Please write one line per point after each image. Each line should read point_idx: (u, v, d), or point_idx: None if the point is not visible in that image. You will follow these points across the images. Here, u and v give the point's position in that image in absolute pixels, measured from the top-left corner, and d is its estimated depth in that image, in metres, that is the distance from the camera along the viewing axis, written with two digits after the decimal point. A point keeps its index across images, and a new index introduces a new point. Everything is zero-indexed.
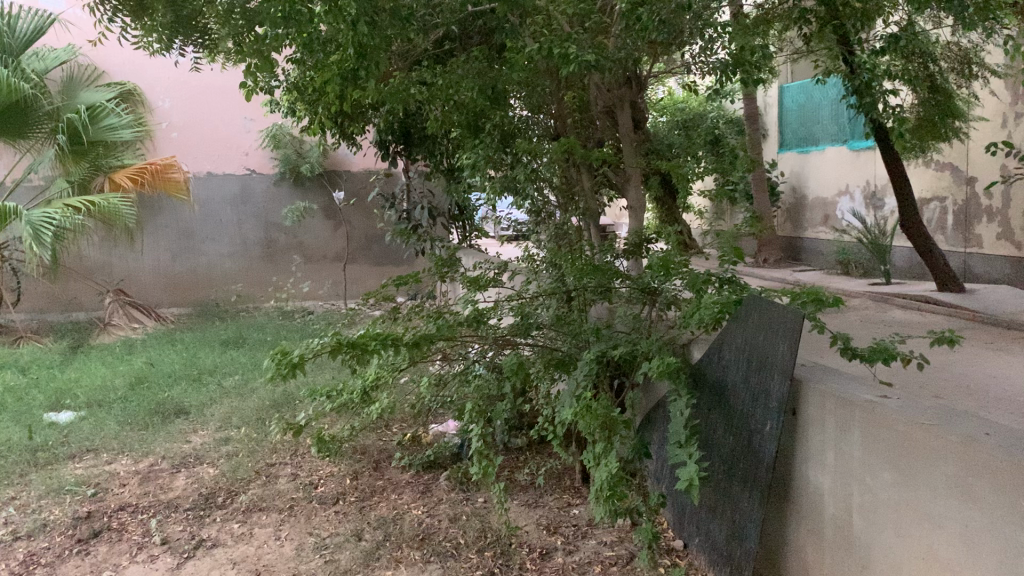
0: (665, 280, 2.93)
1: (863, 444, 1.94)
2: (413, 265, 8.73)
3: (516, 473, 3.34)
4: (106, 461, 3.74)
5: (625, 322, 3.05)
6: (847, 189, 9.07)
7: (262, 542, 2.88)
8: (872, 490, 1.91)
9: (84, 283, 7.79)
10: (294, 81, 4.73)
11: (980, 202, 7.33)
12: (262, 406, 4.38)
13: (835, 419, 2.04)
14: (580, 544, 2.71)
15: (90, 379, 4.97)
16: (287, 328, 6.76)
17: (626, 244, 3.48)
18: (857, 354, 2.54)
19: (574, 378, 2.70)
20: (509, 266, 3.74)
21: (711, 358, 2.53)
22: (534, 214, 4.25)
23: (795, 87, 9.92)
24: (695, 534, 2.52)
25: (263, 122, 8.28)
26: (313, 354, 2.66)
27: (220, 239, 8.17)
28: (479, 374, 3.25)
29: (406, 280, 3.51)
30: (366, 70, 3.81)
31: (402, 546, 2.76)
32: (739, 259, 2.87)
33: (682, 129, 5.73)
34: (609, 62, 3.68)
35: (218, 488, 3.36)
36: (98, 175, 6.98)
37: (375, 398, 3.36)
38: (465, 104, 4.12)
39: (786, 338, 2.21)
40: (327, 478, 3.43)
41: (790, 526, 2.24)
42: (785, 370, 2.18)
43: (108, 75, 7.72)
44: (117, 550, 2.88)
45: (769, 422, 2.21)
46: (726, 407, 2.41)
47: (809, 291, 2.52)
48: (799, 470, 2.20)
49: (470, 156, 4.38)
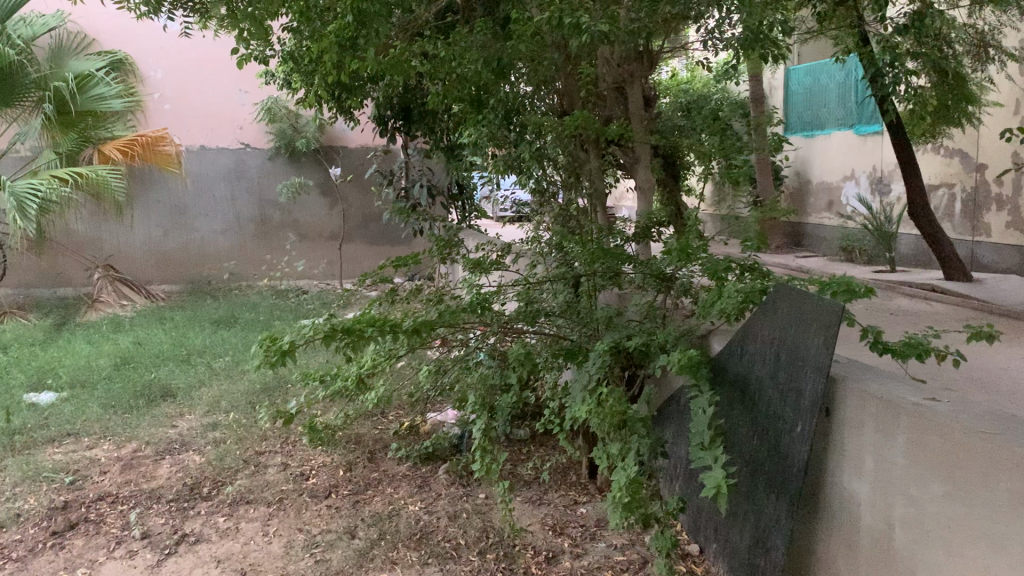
0: (680, 267, 2.74)
1: (909, 452, 1.76)
2: (412, 247, 8.55)
3: (519, 467, 3.17)
4: (87, 447, 3.55)
5: (637, 310, 2.86)
6: (854, 174, 8.86)
7: (249, 538, 2.71)
8: (918, 502, 1.74)
9: (73, 258, 7.59)
10: (289, 50, 4.51)
11: (989, 189, 7.15)
12: (252, 390, 4.20)
13: (875, 422, 1.87)
14: (589, 548, 2.54)
15: (74, 359, 4.77)
16: (280, 308, 6.57)
17: (635, 228, 3.23)
18: (889, 349, 2.34)
19: (585, 370, 2.52)
20: (513, 248, 3.55)
21: (733, 351, 2.35)
22: (537, 194, 3.98)
23: (801, 68, 9.68)
24: (714, 538, 2.38)
25: (258, 94, 8.04)
26: (305, 340, 2.46)
27: (212, 215, 7.96)
28: (481, 363, 3.06)
29: (405, 261, 3.27)
30: (367, 40, 3.58)
31: (397, 547, 2.58)
32: (765, 249, 2.72)
33: (684, 112, 5.53)
34: (623, 34, 3.44)
35: (204, 477, 3.19)
36: (87, 146, 6.75)
37: (371, 385, 3.17)
38: (467, 78, 3.88)
39: (821, 332, 2.02)
40: (319, 469, 3.25)
41: (820, 534, 2.07)
42: (819, 367, 1.99)
43: (97, 43, 7.44)
44: (94, 545, 2.70)
45: (800, 423, 2.03)
46: (750, 405, 2.24)
47: (841, 281, 2.31)
48: (831, 475, 2.02)
49: (472, 134, 4.17)
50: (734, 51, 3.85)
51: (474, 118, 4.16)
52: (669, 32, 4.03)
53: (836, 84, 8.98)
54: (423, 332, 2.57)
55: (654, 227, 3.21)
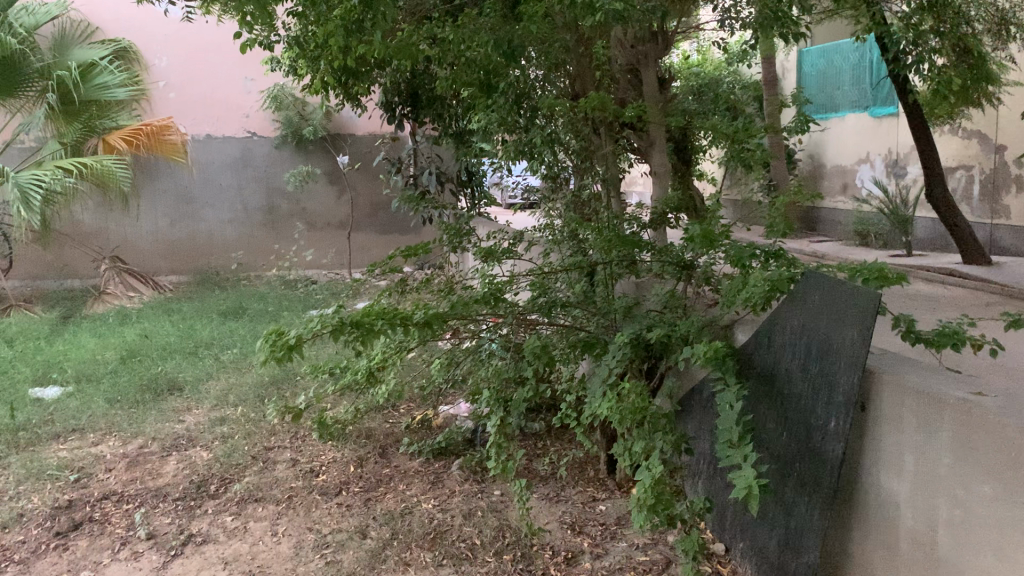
0: (702, 255, 2.62)
1: (955, 450, 1.66)
2: (421, 234, 8.45)
3: (535, 462, 3.07)
4: (92, 443, 3.47)
5: (657, 300, 2.75)
6: (868, 157, 8.71)
7: (258, 539, 2.62)
8: (964, 504, 1.63)
9: (80, 249, 7.51)
10: (294, 35, 4.37)
11: (1009, 171, 6.99)
12: (260, 383, 4.13)
13: (915, 418, 1.76)
14: (610, 547, 2.45)
15: (79, 353, 4.69)
16: (289, 298, 6.48)
17: (651, 215, 3.09)
18: (922, 338, 2.21)
19: (604, 363, 2.42)
20: (526, 235, 3.41)
21: (760, 343, 2.24)
22: (549, 180, 3.81)
23: (814, 50, 9.50)
24: (740, 537, 2.29)
25: (264, 82, 7.92)
26: (312, 335, 2.34)
27: (220, 204, 7.87)
28: (494, 355, 2.95)
29: (416, 251, 3.16)
30: (374, 21, 3.45)
31: (410, 547, 2.49)
32: (790, 231, 2.69)
33: (696, 96, 5.41)
34: (638, 13, 3.29)
35: (211, 475, 3.10)
36: (93, 136, 6.66)
37: (381, 379, 3.08)
38: (476, 61, 3.74)
39: (856, 322, 1.90)
40: (329, 465, 3.17)
41: (853, 537, 1.97)
42: (854, 360, 1.89)
43: (101, 32, 7.32)
44: (98, 546, 2.62)
45: (833, 419, 1.93)
46: (780, 399, 2.13)
47: (873, 267, 2.19)
48: (866, 474, 1.92)
49: (483, 118, 4.04)
50: (752, 31, 3.70)
51: (484, 103, 4.04)
52: (684, 10, 3.87)
53: (851, 65, 8.81)
54: (435, 324, 2.46)
55: (670, 215, 3.07)
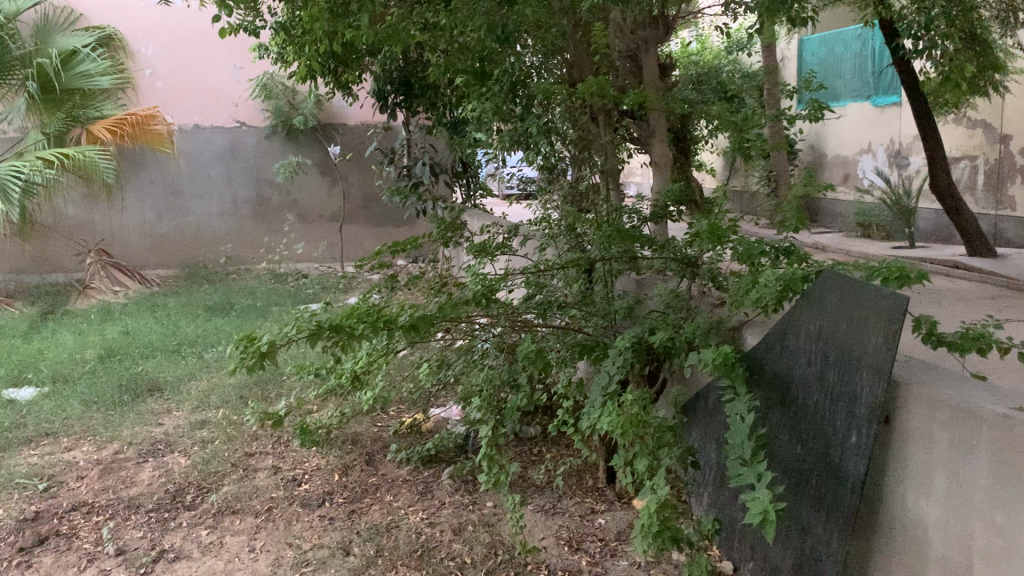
0: (707, 252, 2.44)
1: (993, 473, 1.49)
2: (415, 227, 8.28)
3: (530, 471, 2.91)
4: (65, 448, 3.30)
5: (659, 300, 2.57)
6: (870, 147, 8.53)
7: (233, 556, 2.45)
8: (1004, 533, 1.46)
9: (65, 243, 7.33)
10: (281, 19, 4.16)
11: (1015, 161, 6.81)
12: (244, 384, 3.96)
13: (948, 435, 1.60)
14: (609, 566, 2.30)
15: (56, 352, 4.50)
16: (279, 292, 6.30)
17: (652, 208, 2.90)
18: (945, 343, 2.02)
19: (604, 370, 2.25)
20: (521, 230, 3.23)
21: (772, 348, 2.07)
22: (546, 170, 3.57)
23: (814, 38, 9.33)
24: (749, 557, 2.14)
25: (253, 70, 7.71)
26: (285, 341, 2.16)
27: (209, 196, 7.68)
28: (487, 355, 2.77)
29: (404, 246, 2.96)
30: (359, 5, 3.25)
31: (395, 567, 2.33)
32: (799, 226, 2.49)
33: (698, 87, 5.23)
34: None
35: (187, 484, 2.93)
36: (76, 126, 6.47)
37: (369, 382, 2.93)
38: (469, 46, 3.55)
39: (880, 328, 1.73)
40: (312, 474, 3.00)
41: (876, 563, 1.80)
42: (879, 370, 1.72)
43: (85, 19, 7.12)
44: (62, 563, 2.45)
45: (854, 433, 1.76)
46: (794, 411, 1.96)
47: (893, 265, 2.00)
48: (891, 494, 1.76)
49: (477, 107, 3.85)
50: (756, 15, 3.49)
51: (479, 91, 3.85)
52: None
53: (853, 54, 8.63)
54: (421, 327, 2.27)
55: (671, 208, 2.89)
